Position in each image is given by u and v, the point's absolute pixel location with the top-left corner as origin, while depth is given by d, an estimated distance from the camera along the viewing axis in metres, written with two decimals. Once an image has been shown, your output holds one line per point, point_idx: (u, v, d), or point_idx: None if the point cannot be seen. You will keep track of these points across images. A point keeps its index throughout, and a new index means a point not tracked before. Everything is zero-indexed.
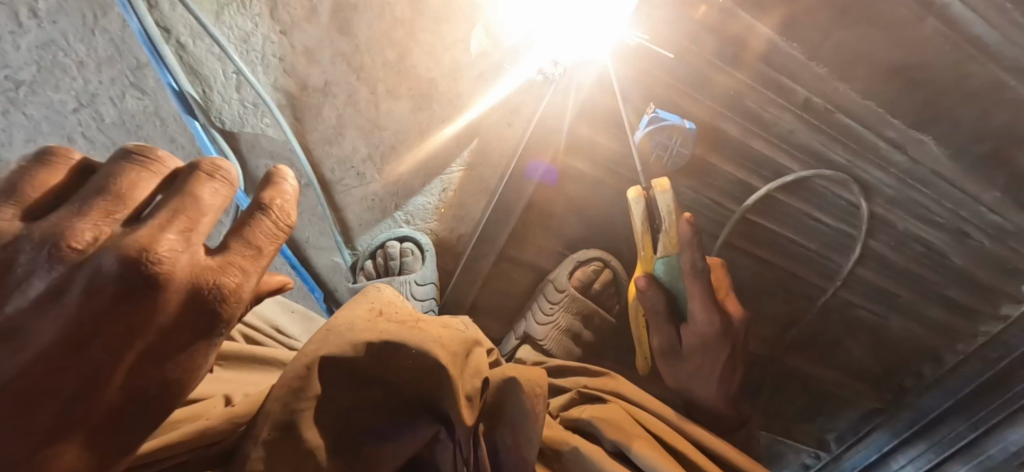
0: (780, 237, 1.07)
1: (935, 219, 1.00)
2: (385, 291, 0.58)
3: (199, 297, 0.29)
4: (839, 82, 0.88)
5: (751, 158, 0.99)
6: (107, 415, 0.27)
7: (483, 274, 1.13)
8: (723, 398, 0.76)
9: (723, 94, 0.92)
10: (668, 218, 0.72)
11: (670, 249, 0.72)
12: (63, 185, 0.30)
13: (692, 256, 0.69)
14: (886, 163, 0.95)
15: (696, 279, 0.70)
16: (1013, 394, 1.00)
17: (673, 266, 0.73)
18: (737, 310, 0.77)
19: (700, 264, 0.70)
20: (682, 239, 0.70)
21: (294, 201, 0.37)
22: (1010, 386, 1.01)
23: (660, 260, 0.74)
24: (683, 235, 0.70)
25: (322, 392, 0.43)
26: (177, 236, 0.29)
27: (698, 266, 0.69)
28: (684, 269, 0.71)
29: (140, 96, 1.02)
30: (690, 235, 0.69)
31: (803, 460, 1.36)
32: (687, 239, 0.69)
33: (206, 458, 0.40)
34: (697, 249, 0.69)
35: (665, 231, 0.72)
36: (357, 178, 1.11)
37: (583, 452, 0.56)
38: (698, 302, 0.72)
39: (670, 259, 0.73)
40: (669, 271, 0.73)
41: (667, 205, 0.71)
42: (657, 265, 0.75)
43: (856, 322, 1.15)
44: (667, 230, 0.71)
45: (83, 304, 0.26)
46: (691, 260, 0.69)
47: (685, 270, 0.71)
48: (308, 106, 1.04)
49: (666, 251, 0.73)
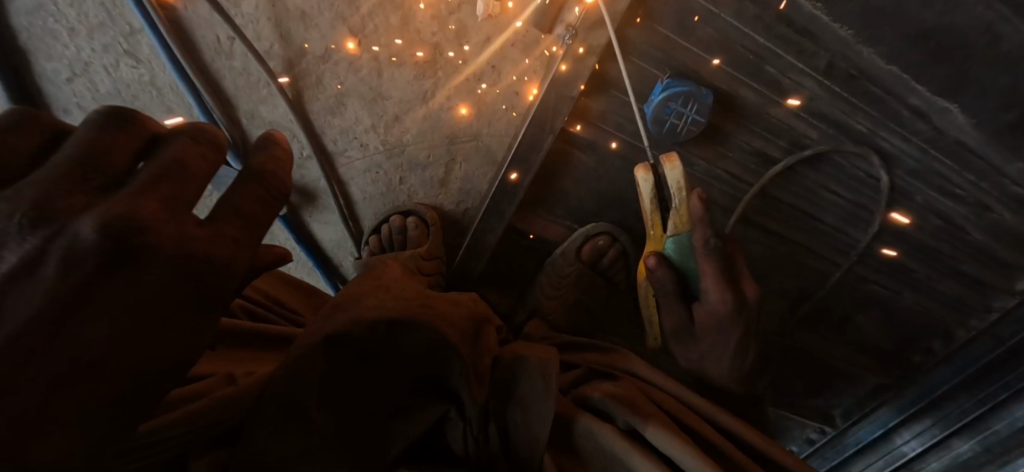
0: (797, 211, 1.03)
1: (957, 191, 0.95)
2: (392, 267, 0.56)
3: (188, 266, 0.28)
4: (862, 46, 0.83)
5: (765, 124, 0.94)
6: (100, 396, 0.26)
7: (490, 249, 1.11)
8: (735, 375, 0.74)
9: (743, 60, 0.87)
10: (677, 195, 0.67)
11: (680, 227, 0.69)
12: (26, 144, 0.28)
13: (704, 233, 0.66)
14: (908, 133, 0.91)
15: (708, 259, 0.67)
16: (1014, 377, 0.98)
17: (683, 245, 0.70)
18: (754, 291, 0.72)
19: (713, 242, 0.66)
20: (693, 216, 0.67)
21: (289, 169, 0.35)
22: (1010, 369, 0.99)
23: (670, 239, 0.71)
24: (694, 212, 0.66)
25: (325, 368, 0.41)
26: (162, 205, 0.27)
27: (710, 244, 0.66)
28: (696, 247, 0.68)
29: (135, 65, 0.98)
30: (702, 211, 0.66)
31: (808, 435, 1.35)
32: (698, 216, 0.66)
33: (213, 434, 0.39)
34: (709, 226, 0.66)
35: (675, 208, 0.68)
36: (360, 150, 1.08)
37: (596, 428, 0.54)
38: (709, 280, 0.69)
39: (679, 238, 0.69)
40: (679, 249, 0.70)
41: (677, 181, 0.66)
42: (666, 243, 0.72)
43: (868, 297, 1.11)
44: (676, 207, 0.67)
45: (61, 277, 0.24)
46: (703, 237, 0.66)
47: (695, 247, 0.68)
48: (309, 73, 1.00)
49: (675, 229, 0.70)
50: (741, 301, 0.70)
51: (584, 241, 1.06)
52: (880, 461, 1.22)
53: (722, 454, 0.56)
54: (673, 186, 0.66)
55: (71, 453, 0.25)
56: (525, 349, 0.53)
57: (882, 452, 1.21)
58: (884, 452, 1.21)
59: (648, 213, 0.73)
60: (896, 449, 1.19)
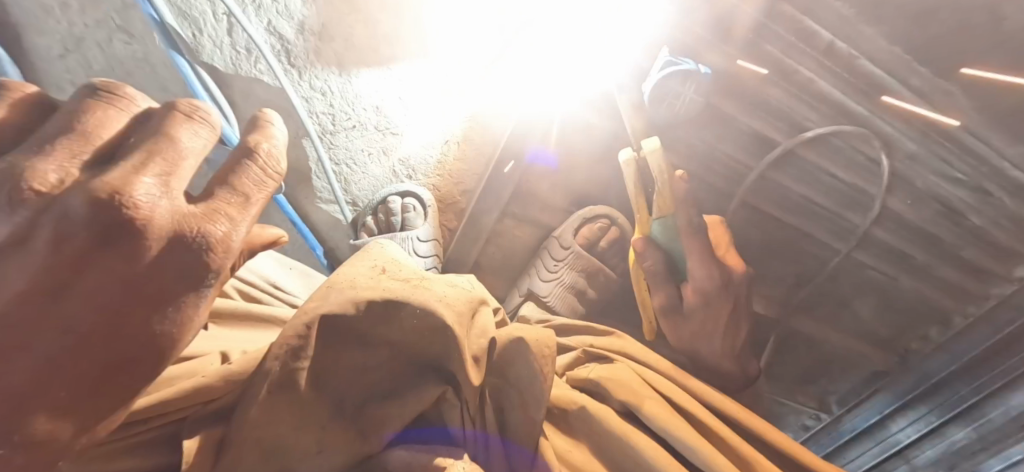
0: (792, 193, 1.02)
1: (956, 175, 0.94)
2: (386, 248, 0.56)
3: (184, 242, 0.27)
4: (865, 26, 0.82)
5: (765, 106, 0.93)
6: (91, 372, 0.25)
7: (486, 230, 1.11)
8: (728, 356, 0.75)
9: (742, 40, 0.86)
10: (658, 176, 0.69)
11: (664, 210, 0.69)
12: (9, 114, 0.27)
13: (687, 213, 0.68)
14: (908, 115, 0.90)
15: (693, 237, 0.69)
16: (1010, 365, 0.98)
17: (669, 227, 0.70)
18: (739, 265, 0.73)
19: (696, 220, 0.69)
20: (677, 197, 0.68)
21: (284, 147, 0.35)
22: (1006, 359, 0.98)
23: (656, 222, 0.71)
24: (677, 193, 0.68)
25: (321, 351, 0.42)
26: (154, 179, 0.26)
27: (694, 222, 0.68)
28: (680, 227, 0.69)
29: (128, 41, 0.97)
30: (684, 191, 0.68)
31: (804, 422, 1.37)
32: (680, 196, 0.68)
33: (207, 413, 0.40)
34: (691, 206, 0.68)
35: (658, 190, 0.69)
36: (356, 130, 1.07)
37: (590, 410, 0.55)
38: (695, 260, 0.70)
39: (665, 221, 0.70)
40: (665, 231, 0.70)
41: (658, 163, 0.69)
42: (652, 227, 0.72)
43: (867, 282, 1.11)
44: (659, 190, 0.68)
45: (53, 249, 0.24)
46: (686, 218, 0.68)
47: (681, 228, 0.69)
48: (302, 51, 0.98)
49: (660, 212, 0.70)
50: (726, 277, 0.71)
51: (581, 224, 1.07)
52: (875, 448, 1.24)
53: (719, 441, 0.57)
54: (655, 168, 0.69)
55: (60, 427, 0.25)
56: (521, 329, 0.53)
57: (878, 439, 1.23)
58: (879, 439, 1.23)
59: (633, 195, 0.74)
60: (891, 436, 1.20)
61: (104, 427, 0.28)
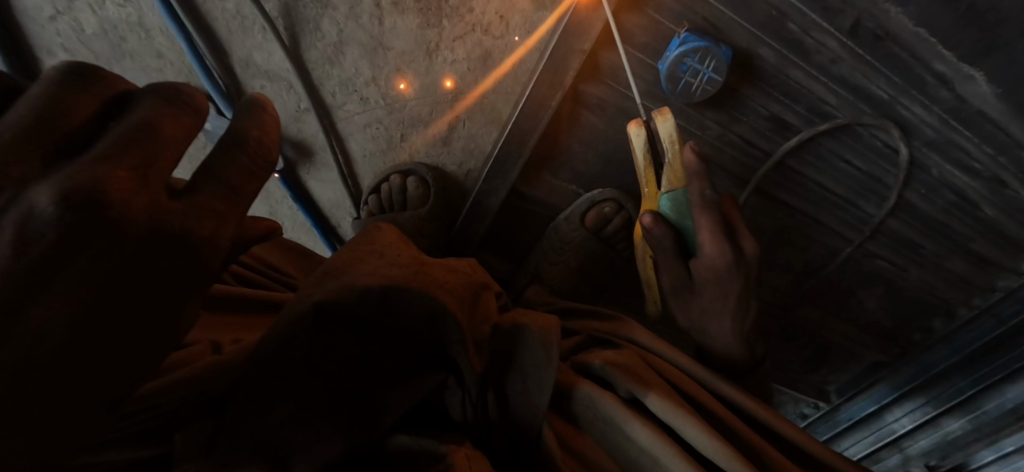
0: (807, 180, 0.98)
1: (973, 165, 0.91)
2: (386, 231, 0.54)
3: (167, 235, 0.26)
4: (890, 4, 0.79)
5: (784, 88, 0.89)
6: (58, 387, 0.24)
7: (493, 211, 1.07)
8: (735, 340, 0.74)
9: (764, 16, 0.82)
10: (669, 148, 0.68)
11: (675, 183, 0.68)
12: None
13: (700, 187, 0.65)
14: (930, 100, 0.86)
15: (705, 211, 0.66)
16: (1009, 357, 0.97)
17: (679, 201, 0.68)
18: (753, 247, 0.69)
19: (709, 195, 0.65)
20: (688, 170, 0.66)
21: (273, 132, 0.34)
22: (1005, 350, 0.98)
23: (665, 196, 0.69)
24: (689, 166, 0.66)
25: (312, 341, 0.40)
26: (130, 171, 0.25)
27: (706, 197, 0.65)
28: (692, 201, 0.66)
29: (123, 4, 0.93)
30: (697, 163, 0.65)
31: (802, 410, 1.38)
32: (693, 170, 0.65)
33: (197, 403, 0.39)
34: (704, 179, 0.65)
35: (669, 162, 0.69)
36: (360, 103, 1.03)
37: (595, 395, 0.54)
38: (707, 233, 0.67)
39: (675, 194, 0.68)
40: (675, 207, 0.68)
41: (669, 135, 0.68)
42: (662, 202, 0.70)
43: (873, 274, 1.08)
44: (670, 161, 0.68)
45: (13, 254, 0.22)
46: (698, 190, 0.65)
47: (693, 202, 0.66)
48: (307, 16, 0.95)
49: (670, 186, 0.69)
50: (739, 252, 0.68)
51: (589, 207, 1.03)
52: (870, 436, 1.24)
53: (733, 432, 0.56)
54: (666, 139, 0.68)
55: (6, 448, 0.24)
56: (526, 318, 0.52)
57: (872, 428, 1.23)
58: (874, 428, 1.23)
59: (642, 169, 0.73)
60: (886, 426, 1.20)
61: (84, 438, 0.27)
